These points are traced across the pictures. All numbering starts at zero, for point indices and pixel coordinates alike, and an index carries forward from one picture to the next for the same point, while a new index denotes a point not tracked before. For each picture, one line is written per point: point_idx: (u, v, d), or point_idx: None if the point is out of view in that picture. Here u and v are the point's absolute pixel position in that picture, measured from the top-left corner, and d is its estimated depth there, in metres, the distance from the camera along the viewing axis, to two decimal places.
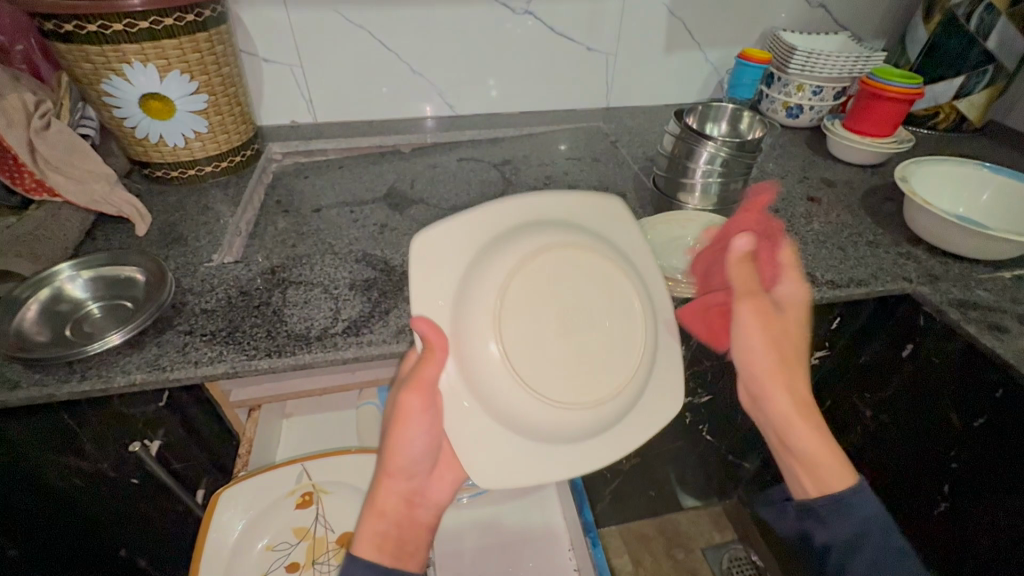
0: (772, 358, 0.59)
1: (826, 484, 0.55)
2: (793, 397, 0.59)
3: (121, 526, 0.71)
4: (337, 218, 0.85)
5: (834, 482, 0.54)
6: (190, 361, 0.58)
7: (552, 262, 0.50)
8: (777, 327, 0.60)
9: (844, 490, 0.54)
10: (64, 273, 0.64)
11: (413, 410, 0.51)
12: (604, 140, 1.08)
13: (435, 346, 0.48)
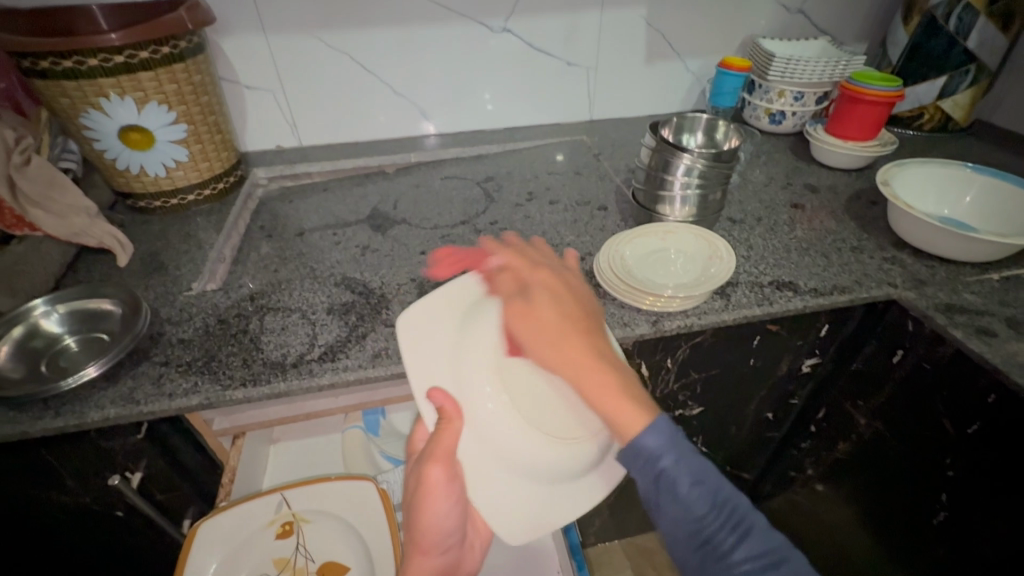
0: (557, 312, 0.53)
1: (619, 424, 0.47)
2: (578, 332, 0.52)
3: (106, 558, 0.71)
4: (319, 241, 0.86)
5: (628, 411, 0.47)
6: (164, 394, 0.58)
7: None
8: (564, 287, 0.57)
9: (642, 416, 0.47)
10: (39, 308, 0.64)
11: (438, 483, 0.52)
12: (588, 154, 1.08)
13: (451, 418, 0.51)
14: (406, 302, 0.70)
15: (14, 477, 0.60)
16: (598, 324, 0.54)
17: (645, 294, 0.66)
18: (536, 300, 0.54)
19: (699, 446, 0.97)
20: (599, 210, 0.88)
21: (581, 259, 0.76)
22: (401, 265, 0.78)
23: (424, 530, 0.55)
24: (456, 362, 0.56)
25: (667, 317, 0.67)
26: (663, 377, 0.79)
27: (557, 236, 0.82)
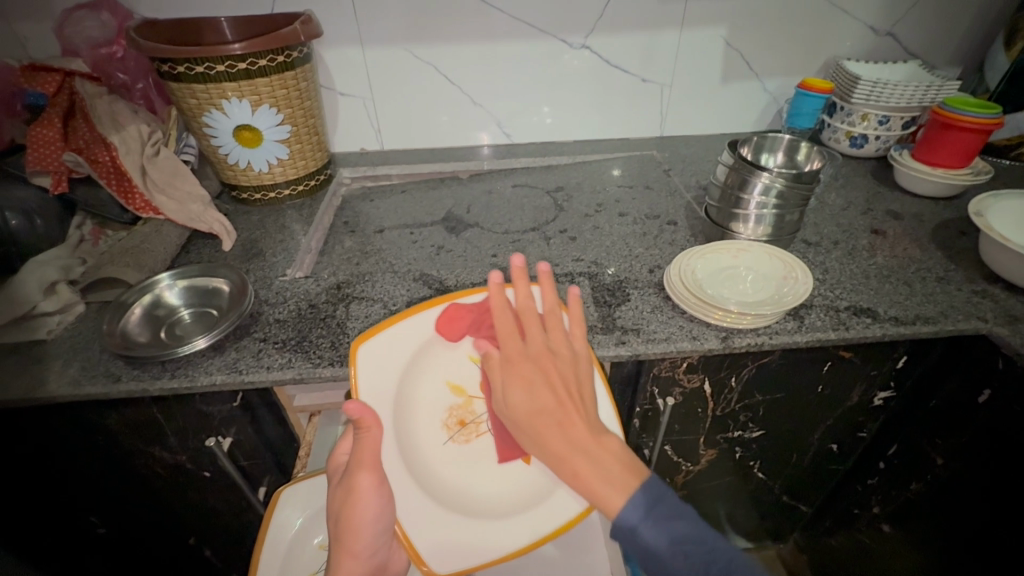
0: (527, 406, 0.50)
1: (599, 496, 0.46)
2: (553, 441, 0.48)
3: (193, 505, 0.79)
4: (398, 239, 0.92)
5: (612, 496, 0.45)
6: (263, 366, 0.64)
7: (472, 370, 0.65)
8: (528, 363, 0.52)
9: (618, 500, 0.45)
10: (164, 282, 0.73)
11: (370, 491, 0.54)
12: (658, 169, 1.09)
13: (369, 424, 0.55)
14: None
15: (130, 428, 0.68)
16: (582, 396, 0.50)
17: (714, 309, 0.66)
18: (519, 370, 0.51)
19: (755, 471, 0.95)
20: (668, 224, 0.89)
21: (650, 272, 0.78)
22: (475, 266, 0.82)
23: (355, 537, 0.55)
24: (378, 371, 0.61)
25: (736, 333, 0.67)
26: (725, 395, 0.79)
27: (627, 248, 0.84)
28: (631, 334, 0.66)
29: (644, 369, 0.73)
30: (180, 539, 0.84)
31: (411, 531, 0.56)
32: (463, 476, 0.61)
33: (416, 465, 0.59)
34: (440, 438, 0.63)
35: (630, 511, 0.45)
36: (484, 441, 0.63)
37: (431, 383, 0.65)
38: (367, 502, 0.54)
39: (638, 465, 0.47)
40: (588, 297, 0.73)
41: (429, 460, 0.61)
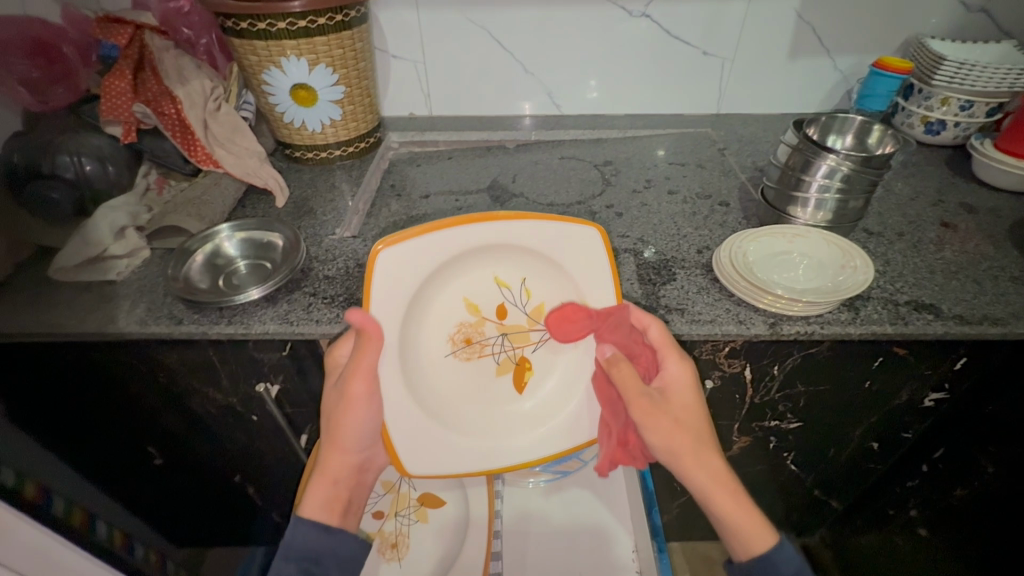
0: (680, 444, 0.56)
1: (745, 534, 0.54)
2: (707, 471, 0.56)
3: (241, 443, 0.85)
4: (444, 204, 0.93)
5: (761, 541, 0.54)
6: (313, 319, 0.66)
7: (489, 292, 0.63)
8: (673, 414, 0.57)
9: (767, 547, 0.53)
10: (223, 233, 0.76)
11: (360, 398, 0.56)
12: (712, 147, 1.04)
13: (372, 336, 0.55)
14: None
15: (188, 368, 0.73)
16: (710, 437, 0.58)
17: (764, 294, 0.64)
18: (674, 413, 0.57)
19: (787, 462, 0.94)
20: (720, 205, 0.86)
21: (698, 252, 0.76)
22: None
23: (343, 436, 0.58)
24: (388, 284, 0.56)
25: (785, 320, 0.65)
26: (766, 383, 0.77)
27: (675, 227, 0.82)
28: (675, 314, 0.66)
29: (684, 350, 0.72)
30: (228, 474, 0.90)
31: (393, 435, 0.58)
32: (457, 391, 0.63)
33: (416, 374, 0.60)
34: (443, 350, 0.62)
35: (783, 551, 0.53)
36: (483, 363, 0.64)
37: (445, 298, 0.62)
38: (355, 407, 0.57)
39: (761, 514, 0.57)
40: (633, 273, 0.72)
41: (433, 373, 0.62)
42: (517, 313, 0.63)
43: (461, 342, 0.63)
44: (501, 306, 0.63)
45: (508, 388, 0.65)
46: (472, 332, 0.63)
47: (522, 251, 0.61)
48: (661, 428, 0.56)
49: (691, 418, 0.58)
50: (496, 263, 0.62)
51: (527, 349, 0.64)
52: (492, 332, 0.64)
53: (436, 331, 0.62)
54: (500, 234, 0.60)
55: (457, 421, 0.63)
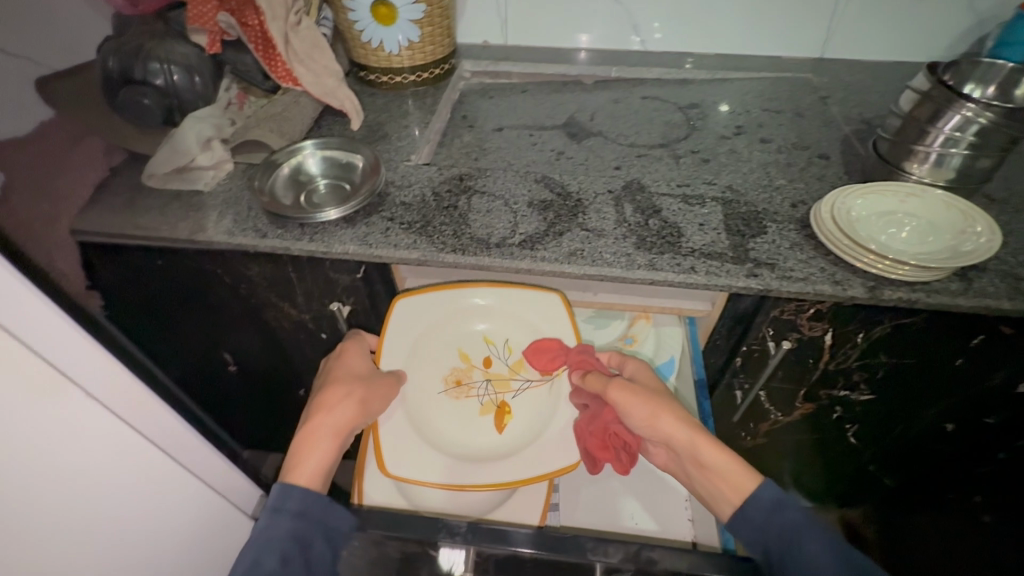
0: (650, 407, 0.60)
1: (729, 474, 0.54)
2: (682, 423, 0.58)
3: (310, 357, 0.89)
4: (517, 138, 0.90)
5: (744, 477, 0.53)
6: (391, 243, 0.66)
7: (480, 348, 0.75)
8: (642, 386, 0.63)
9: (753, 483, 0.53)
10: (306, 150, 0.76)
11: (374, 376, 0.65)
12: (812, 95, 0.95)
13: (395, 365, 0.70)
14: (603, 211, 0.70)
15: (268, 282, 0.76)
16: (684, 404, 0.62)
17: (868, 253, 0.60)
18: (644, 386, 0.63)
19: (847, 435, 0.90)
20: (818, 157, 0.79)
21: (792, 206, 0.70)
22: (598, 175, 0.78)
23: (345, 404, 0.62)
24: (405, 316, 0.73)
25: (887, 285, 0.60)
26: (845, 351, 0.73)
27: (766, 178, 0.76)
28: (765, 269, 0.62)
29: (764, 307, 0.69)
30: (295, 386, 0.95)
31: (386, 443, 0.66)
32: (443, 426, 0.70)
33: (412, 402, 0.70)
34: (437, 390, 0.72)
35: (767, 489, 0.52)
36: (469, 404, 0.72)
37: (445, 346, 0.75)
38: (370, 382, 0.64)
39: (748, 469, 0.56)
40: (720, 223, 0.68)
41: (426, 409, 0.70)
42: (501, 367, 0.74)
43: (452, 388, 0.72)
44: (488, 358, 0.74)
45: (490, 428, 0.70)
46: (462, 380, 0.73)
47: (508, 313, 0.75)
48: (634, 407, 0.61)
49: (661, 390, 0.63)
50: (486, 320, 0.75)
51: (508, 395, 0.72)
52: (479, 378, 0.73)
53: (432, 374, 0.73)
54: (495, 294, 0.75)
55: (443, 450, 0.67)
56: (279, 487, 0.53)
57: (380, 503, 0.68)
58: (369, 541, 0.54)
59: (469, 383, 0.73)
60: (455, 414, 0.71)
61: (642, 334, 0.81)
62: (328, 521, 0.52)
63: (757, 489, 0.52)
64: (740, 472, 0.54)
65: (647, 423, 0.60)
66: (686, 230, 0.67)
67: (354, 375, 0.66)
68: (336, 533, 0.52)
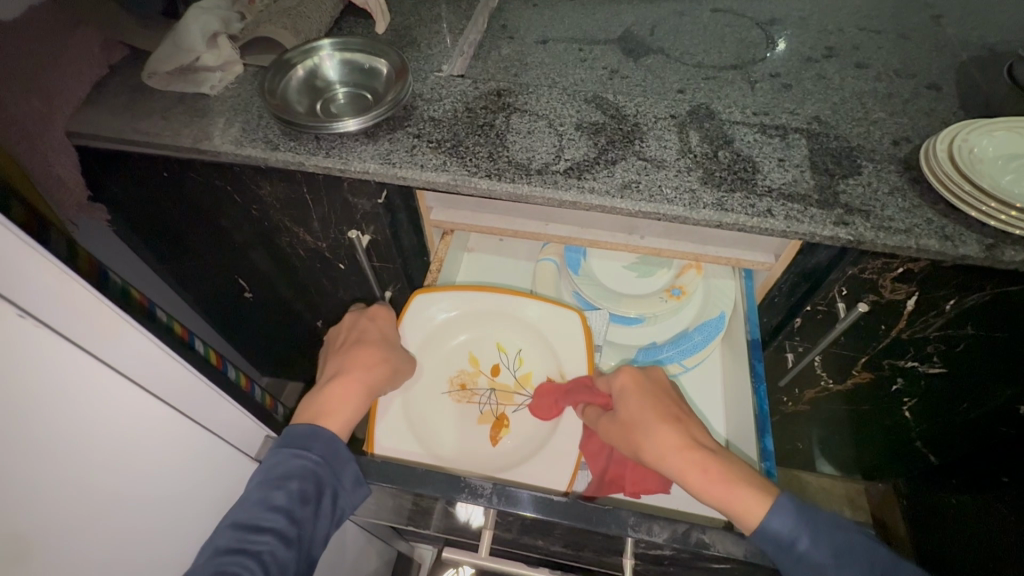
0: (631, 441, 0.51)
1: (735, 507, 0.45)
2: (668, 450, 0.48)
3: (328, 288, 0.84)
4: (564, 53, 0.78)
5: (749, 510, 0.44)
6: (416, 164, 0.58)
7: (489, 356, 0.68)
8: (623, 412, 0.53)
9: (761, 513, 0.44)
10: (324, 51, 0.66)
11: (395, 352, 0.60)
12: (922, 14, 0.79)
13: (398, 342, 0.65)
14: (664, 139, 0.60)
15: (281, 203, 0.68)
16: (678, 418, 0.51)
17: (989, 199, 0.50)
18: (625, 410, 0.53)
19: (901, 407, 0.78)
20: (928, 88, 0.66)
21: (894, 144, 0.59)
22: (658, 97, 0.66)
23: (369, 369, 0.56)
24: (424, 305, 0.68)
25: (1008, 242, 0.50)
26: (927, 319, 0.63)
27: (861, 108, 0.64)
28: (858, 216, 0.52)
29: (843, 261, 0.60)
30: (312, 316, 0.91)
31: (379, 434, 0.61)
32: (434, 427, 0.64)
33: (410, 400, 0.64)
34: (440, 388, 0.66)
35: (776, 519, 0.43)
36: (469, 410, 0.65)
37: (457, 344, 0.69)
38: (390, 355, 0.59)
39: (763, 481, 0.46)
40: (804, 159, 0.57)
41: (425, 404, 0.65)
42: (508, 380, 0.67)
43: (453, 392, 0.66)
44: (498, 365, 0.68)
45: (484, 440, 0.63)
46: (465, 387, 0.66)
47: (527, 327, 0.68)
48: (618, 438, 0.52)
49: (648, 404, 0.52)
50: (501, 332, 0.69)
51: (509, 409, 0.65)
52: (484, 385, 0.66)
53: (438, 373, 0.67)
54: (518, 306, 0.69)
55: (429, 451, 0.62)
56: (309, 428, 0.49)
57: (391, 452, 0.61)
58: (384, 490, 0.50)
59: (471, 392, 0.66)
60: (449, 416, 0.64)
61: (691, 286, 0.73)
62: (348, 487, 0.48)
63: (765, 518, 0.43)
64: (746, 501, 0.44)
65: (634, 454, 0.50)
66: (763, 165, 0.57)
67: (383, 342, 0.61)
68: (347, 498, 0.48)
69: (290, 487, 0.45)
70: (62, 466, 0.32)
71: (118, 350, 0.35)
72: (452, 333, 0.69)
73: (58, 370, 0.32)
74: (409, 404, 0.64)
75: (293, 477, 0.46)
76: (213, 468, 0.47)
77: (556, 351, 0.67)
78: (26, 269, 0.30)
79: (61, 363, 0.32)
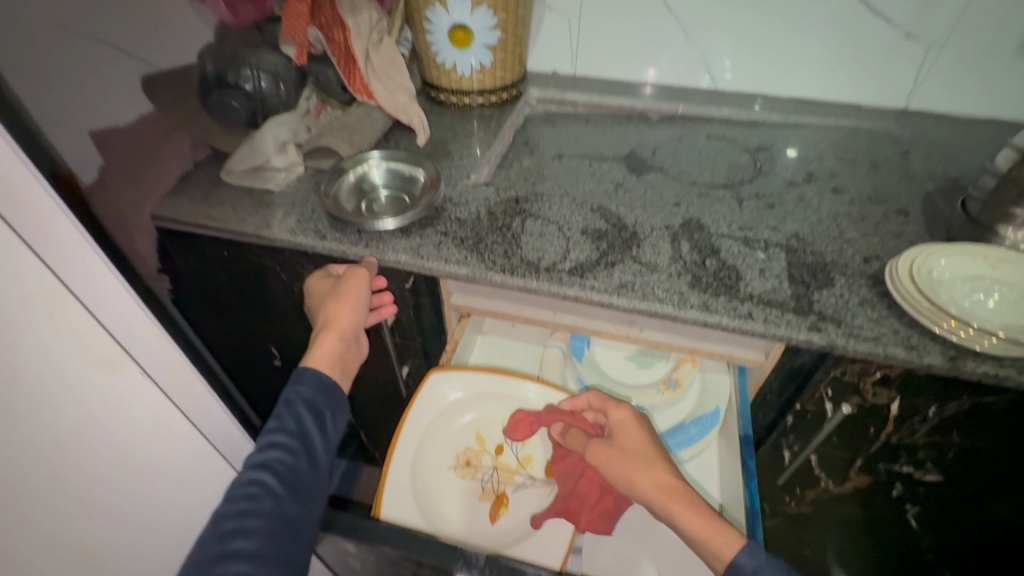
0: (619, 475, 0.58)
1: (712, 545, 0.51)
2: (655, 485, 0.55)
3: None
4: (576, 167, 0.90)
5: (723, 546, 0.50)
6: (441, 257, 0.67)
7: (495, 434, 0.73)
8: (612, 449, 0.60)
9: (735, 549, 0.50)
10: (372, 161, 0.79)
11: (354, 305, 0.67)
12: (893, 148, 0.91)
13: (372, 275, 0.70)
14: (658, 247, 0.68)
15: None
16: (664, 459, 0.58)
17: (946, 317, 0.55)
18: (615, 445, 0.60)
19: (906, 517, 0.78)
20: (897, 213, 0.74)
21: (864, 262, 0.66)
22: (655, 210, 0.76)
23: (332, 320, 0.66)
24: (439, 381, 0.73)
25: (969, 356, 0.55)
26: (912, 423, 0.66)
27: (836, 228, 0.72)
28: (829, 324, 0.58)
29: (825, 364, 0.64)
30: None
31: (386, 503, 0.65)
32: (438, 500, 0.67)
33: (418, 470, 0.68)
34: (446, 462, 0.70)
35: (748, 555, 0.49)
36: (472, 485, 0.69)
37: (466, 420, 0.73)
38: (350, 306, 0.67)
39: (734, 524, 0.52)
40: (783, 271, 0.65)
41: (431, 476, 0.69)
42: (511, 459, 0.71)
43: (459, 467, 0.70)
44: (503, 444, 0.72)
45: (484, 516, 0.67)
46: (470, 463, 0.71)
47: (531, 408, 0.73)
48: (607, 470, 0.59)
49: (638, 442, 0.59)
50: (508, 411, 0.74)
51: (509, 488, 0.69)
52: (487, 462, 0.71)
53: (446, 446, 0.71)
54: (525, 387, 0.74)
55: (432, 523, 0.65)
56: (298, 370, 0.63)
57: (397, 518, 0.64)
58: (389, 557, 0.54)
59: (476, 469, 0.70)
60: (452, 490, 0.68)
61: (687, 380, 0.78)
62: (330, 434, 0.61)
63: (738, 556, 0.49)
64: (721, 537, 0.51)
65: (623, 482, 0.57)
66: (745, 274, 0.64)
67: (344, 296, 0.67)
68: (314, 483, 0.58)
69: (287, 427, 0.58)
70: (29, 364, 0.47)
71: (148, 345, 0.58)
72: (463, 410, 0.73)
73: (51, 303, 0.48)
74: (417, 476, 0.68)
75: (287, 420, 0.59)
76: (185, 434, 0.65)
77: None
78: (61, 242, 0.49)
79: (54, 297, 0.49)
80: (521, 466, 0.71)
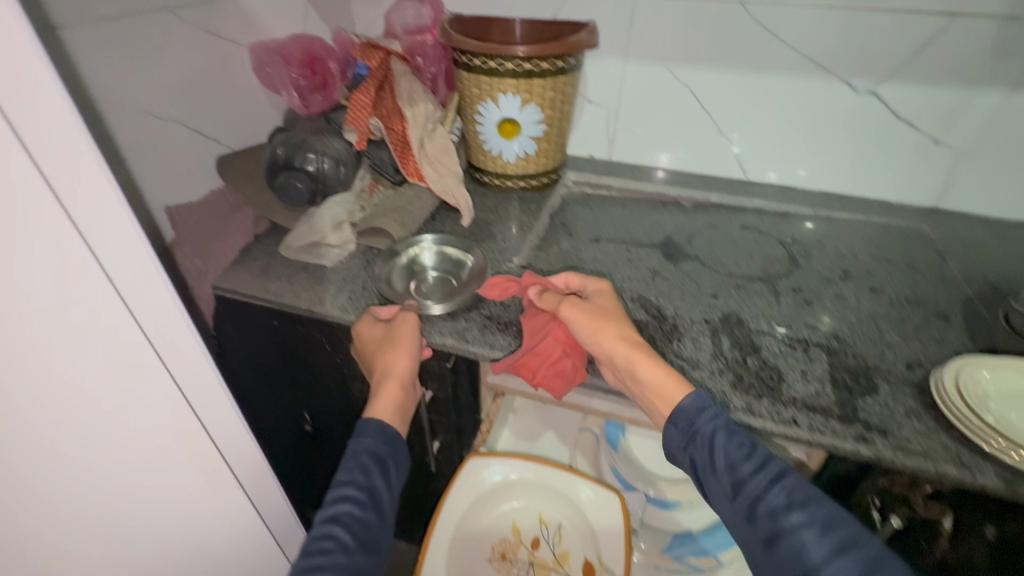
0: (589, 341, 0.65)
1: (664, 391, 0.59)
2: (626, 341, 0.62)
3: None
4: (613, 252, 0.93)
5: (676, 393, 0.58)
6: (487, 342, 0.69)
7: (531, 526, 0.75)
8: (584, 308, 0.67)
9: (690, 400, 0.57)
10: (424, 243, 0.83)
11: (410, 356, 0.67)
12: (928, 248, 0.92)
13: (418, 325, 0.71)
14: (698, 341, 0.69)
15: None
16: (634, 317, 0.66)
17: (997, 436, 0.54)
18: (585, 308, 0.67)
19: None
20: (937, 317, 0.75)
21: (907, 367, 0.66)
22: (694, 301, 0.78)
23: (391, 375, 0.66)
24: (475, 470, 0.75)
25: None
26: None
27: (876, 330, 0.73)
28: (877, 434, 0.58)
29: (872, 475, 0.62)
30: None
31: None
32: None
33: (455, 562, 0.71)
34: (482, 553, 0.73)
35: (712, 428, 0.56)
36: None
37: (502, 509, 0.75)
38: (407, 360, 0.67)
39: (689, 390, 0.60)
40: (825, 374, 0.65)
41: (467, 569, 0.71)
42: (546, 552, 0.73)
43: (496, 560, 0.72)
44: (538, 537, 0.74)
45: None
46: (507, 556, 0.73)
47: (567, 500, 0.75)
48: (580, 322, 0.66)
49: (611, 307, 0.68)
50: (544, 502, 0.75)
51: None
52: (523, 556, 0.73)
53: (483, 536, 0.74)
54: (561, 479, 0.75)
55: None
56: (361, 422, 0.63)
57: None
58: None
59: (513, 562, 0.73)
60: None
61: None
62: (394, 484, 0.61)
63: (683, 401, 0.58)
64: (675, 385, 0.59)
65: (593, 338, 0.64)
66: (788, 375, 0.64)
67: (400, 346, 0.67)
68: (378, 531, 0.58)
69: (356, 480, 0.58)
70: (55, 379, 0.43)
71: (192, 378, 0.52)
72: (499, 500, 0.75)
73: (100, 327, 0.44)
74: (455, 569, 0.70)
75: (354, 472, 0.59)
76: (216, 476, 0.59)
77: (592, 533, 0.72)
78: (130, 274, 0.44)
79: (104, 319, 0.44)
80: (557, 561, 0.73)
